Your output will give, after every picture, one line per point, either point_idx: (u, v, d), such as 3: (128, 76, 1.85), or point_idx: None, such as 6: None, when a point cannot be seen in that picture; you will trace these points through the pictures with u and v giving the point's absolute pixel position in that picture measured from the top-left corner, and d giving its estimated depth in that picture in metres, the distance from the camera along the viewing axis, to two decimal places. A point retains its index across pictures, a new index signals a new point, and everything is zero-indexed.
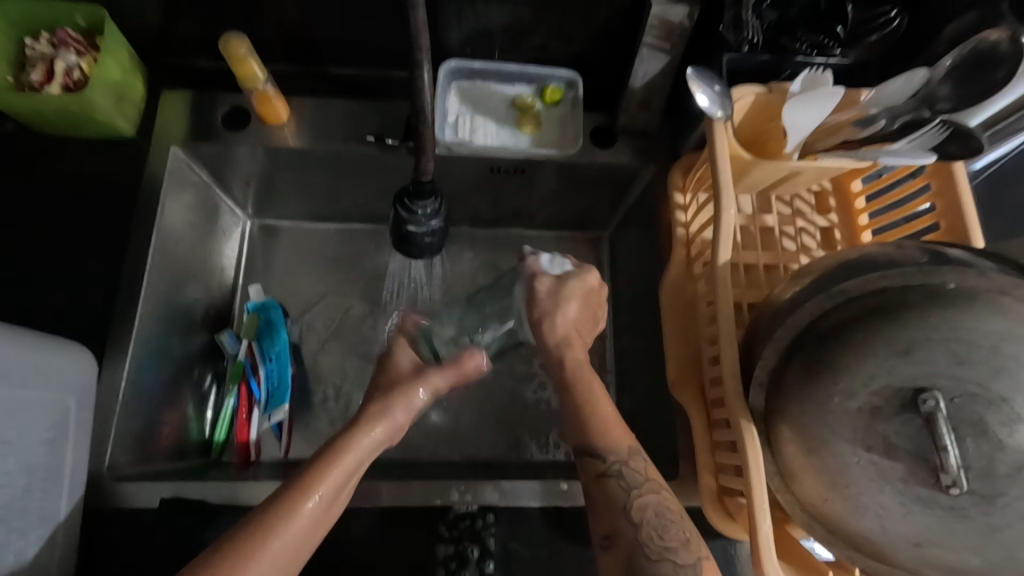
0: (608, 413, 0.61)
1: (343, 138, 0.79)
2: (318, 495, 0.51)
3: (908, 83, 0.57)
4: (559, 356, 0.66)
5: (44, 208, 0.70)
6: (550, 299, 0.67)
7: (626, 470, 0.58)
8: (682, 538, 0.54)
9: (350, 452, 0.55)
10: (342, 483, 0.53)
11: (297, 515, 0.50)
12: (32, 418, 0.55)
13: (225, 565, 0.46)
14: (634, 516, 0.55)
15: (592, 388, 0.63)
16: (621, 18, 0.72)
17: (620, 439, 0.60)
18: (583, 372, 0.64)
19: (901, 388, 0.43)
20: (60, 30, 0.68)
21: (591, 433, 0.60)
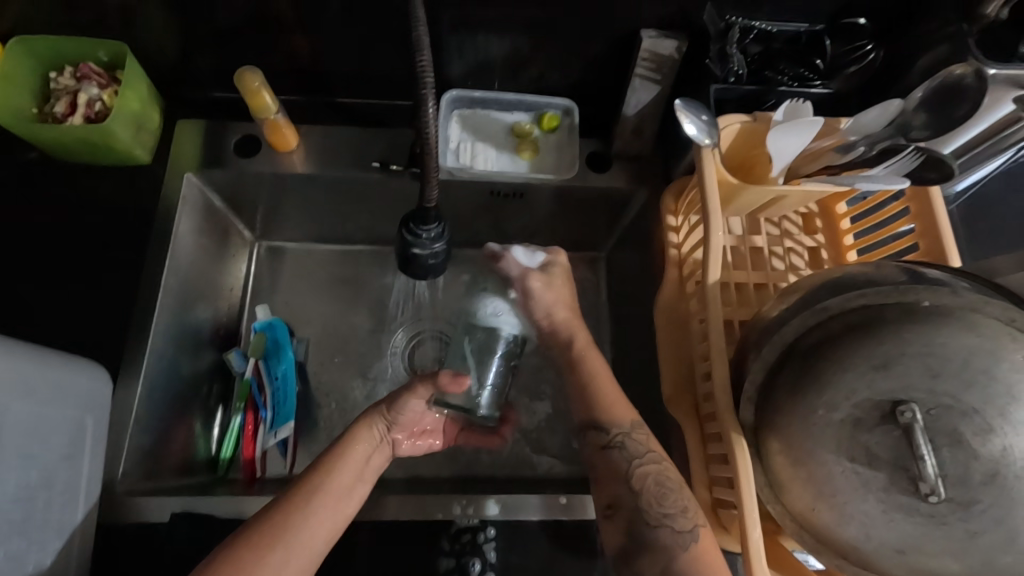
0: (607, 389, 0.68)
1: (350, 164, 0.82)
2: (336, 472, 0.62)
3: (884, 113, 0.61)
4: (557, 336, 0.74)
5: (64, 232, 0.73)
6: (536, 294, 0.75)
7: (628, 441, 0.64)
8: (681, 506, 0.59)
9: (356, 443, 0.65)
10: (360, 463, 0.64)
11: (317, 495, 0.59)
12: (52, 432, 0.57)
13: (268, 528, 0.56)
14: (634, 484, 0.61)
15: (591, 365, 0.70)
16: (615, 50, 0.76)
17: (623, 412, 0.66)
18: (586, 352, 0.71)
19: (881, 401, 0.46)
20: (83, 65, 0.73)
21: (597, 407, 0.67)
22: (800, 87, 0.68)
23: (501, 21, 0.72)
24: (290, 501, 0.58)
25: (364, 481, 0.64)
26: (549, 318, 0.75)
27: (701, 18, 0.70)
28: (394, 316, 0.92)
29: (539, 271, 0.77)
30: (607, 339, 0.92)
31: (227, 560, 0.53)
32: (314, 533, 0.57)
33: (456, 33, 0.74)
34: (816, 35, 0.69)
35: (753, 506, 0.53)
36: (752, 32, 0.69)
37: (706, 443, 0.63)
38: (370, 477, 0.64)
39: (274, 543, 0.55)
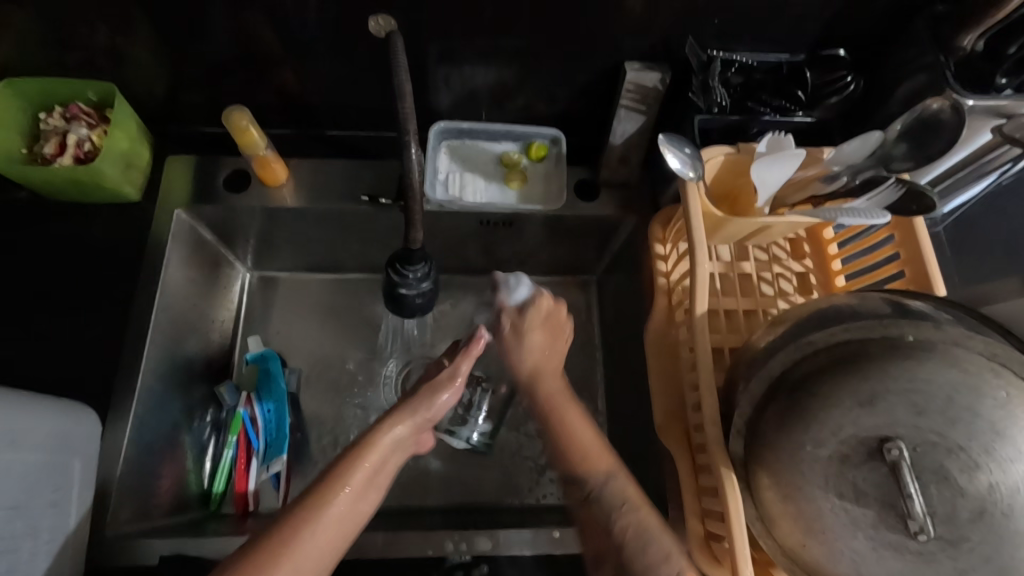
0: (580, 441, 0.65)
1: (340, 197, 0.83)
2: (350, 486, 0.57)
3: (864, 144, 0.61)
4: (533, 390, 0.71)
5: (53, 273, 0.73)
6: (514, 337, 0.74)
7: (606, 493, 0.62)
8: (663, 555, 0.57)
9: (373, 448, 0.61)
10: (372, 474, 0.60)
11: (330, 505, 0.56)
12: (35, 480, 0.58)
13: (282, 536, 0.53)
14: (615, 536, 0.59)
15: (568, 420, 0.67)
16: (599, 80, 0.77)
17: (598, 465, 0.63)
18: (554, 404, 0.69)
19: (868, 437, 0.46)
20: (71, 105, 0.73)
21: (573, 463, 0.64)
22: (782, 116, 0.69)
23: (486, 55, 0.73)
24: (300, 512, 0.55)
25: (378, 487, 0.60)
26: (531, 368, 0.72)
27: (683, 50, 0.71)
28: (384, 345, 0.91)
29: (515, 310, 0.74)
30: (600, 364, 0.92)
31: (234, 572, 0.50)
32: (321, 547, 0.54)
33: (441, 66, 0.75)
34: (797, 67, 0.70)
35: (744, 541, 0.53)
36: (733, 65, 0.70)
37: (698, 474, 0.63)
38: (385, 481, 0.61)
39: (283, 556, 0.52)
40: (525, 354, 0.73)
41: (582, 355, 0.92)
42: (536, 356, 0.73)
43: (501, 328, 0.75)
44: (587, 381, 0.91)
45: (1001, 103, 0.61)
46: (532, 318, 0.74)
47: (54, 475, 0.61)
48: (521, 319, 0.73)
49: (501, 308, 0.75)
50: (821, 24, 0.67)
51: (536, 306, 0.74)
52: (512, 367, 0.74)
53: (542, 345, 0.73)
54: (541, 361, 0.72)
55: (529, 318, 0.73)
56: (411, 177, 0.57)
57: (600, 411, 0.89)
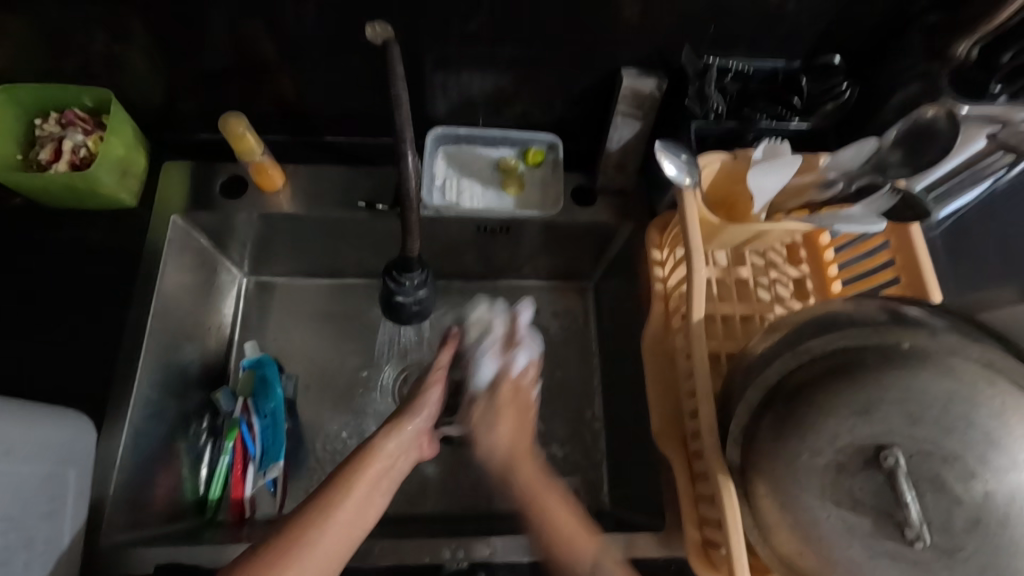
0: (562, 527, 0.60)
1: (336, 203, 0.83)
2: (356, 487, 0.58)
3: (859, 152, 0.62)
4: (511, 477, 0.66)
5: (49, 280, 0.73)
6: (484, 418, 0.71)
7: None
8: None
9: (378, 453, 0.61)
10: (377, 480, 0.60)
11: (337, 509, 0.56)
12: (31, 491, 0.58)
13: (287, 540, 0.53)
14: None
15: (547, 507, 0.61)
16: (596, 87, 0.77)
17: (583, 553, 0.58)
18: (537, 489, 0.63)
19: (864, 446, 0.46)
20: (67, 112, 0.73)
21: (552, 542, 0.60)
22: (777, 123, 0.69)
23: (482, 61, 0.73)
24: (307, 515, 0.54)
25: (383, 493, 0.60)
26: (506, 453, 0.67)
27: (679, 57, 0.71)
28: (382, 350, 0.91)
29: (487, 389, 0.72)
30: (597, 369, 0.92)
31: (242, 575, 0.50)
32: (328, 551, 0.53)
33: (438, 72, 0.75)
34: (793, 73, 0.70)
35: (741, 548, 0.53)
36: (729, 72, 0.70)
37: (696, 481, 0.63)
38: (390, 485, 0.61)
39: (293, 560, 0.52)
40: (495, 441, 0.68)
41: (579, 361, 0.92)
42: (509, 439, 0.68)
43: (473, 410, 0.72)
44: (584, 386, 0.91)
45: (995, 111, 0.62)
46: (502, 402, 0.71)
47: (50, 485, 0.61)
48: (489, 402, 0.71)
49: (472, 394, 0.72)
50: (817, 32, 0.68)
51: (498, 394, 0.72)
52: (485, 452, 0.69)
53: (512, 426, 0.70)
54: (513, 445, 0.68)
55: (497, 399, 0.71)
56: (406, 187, 0.57)
57: (597, 417, 0.89)
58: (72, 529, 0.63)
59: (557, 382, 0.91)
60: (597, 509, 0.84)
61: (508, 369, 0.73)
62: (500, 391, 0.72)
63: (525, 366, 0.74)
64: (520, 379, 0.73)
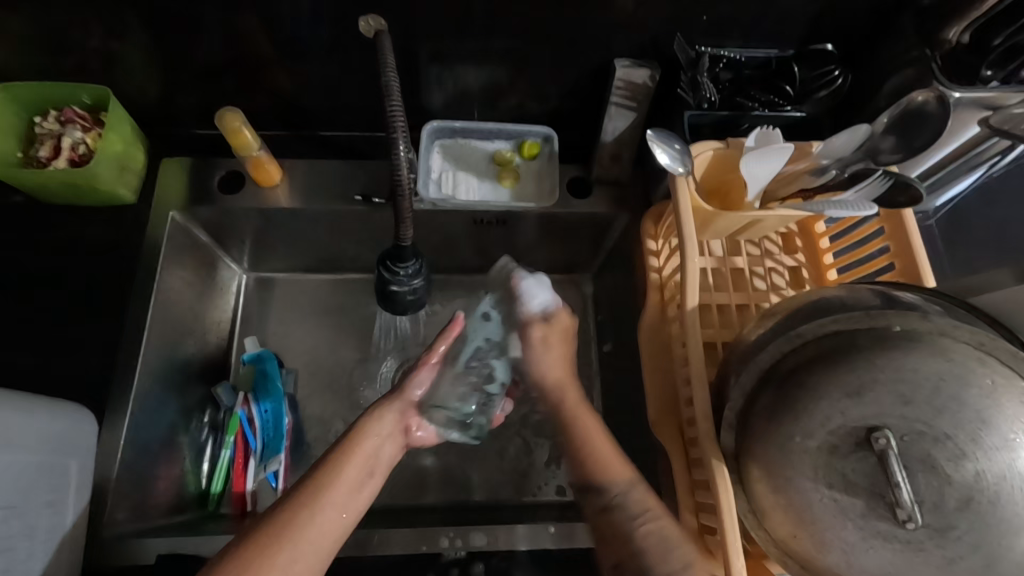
0: (605, 456, 0.62)
1: (334, 197, 0.83)
2: (344, 475, 0.58)
3: (854, 136, 0.61)
4: (558, 398, 0.67)
5: (52, 276, 0.74)
6: (539, 349, 0.70)
7: (628, 501, 0.59)
8: (683, 564, 0.55)
9: (365, 438, 0.61)
10: (366, 464, 0.60)
11: (327, 493, 0.56)
12: (32, 482, 0.59)
13: (276, 528, 0.53)
14: (637, 543, 0.56)
15: (588, 432, 0.63)
16: (590, 78, 0.78)
17: (616, 472, 0.60)
18: (578, 412, 0.65)
19: (855, 427, 0.46)
20: (66, 109, 0.74)
21: (590, 470, 0.61)
22: (771, 111, 0.69)
23: (476, 54, 0.74)
24: (297, 499, 0.55)
25: (374, 475, 0.60)
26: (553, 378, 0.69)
27: (672, 47, 0.72)
28: (379, 343, 0.92)
29: (541, 321, 0.72)
30: (595, 360, 0.92)
31: (234, 561, 0.50)
32: (321, 533, 0.54)
33: (433, 65, 0.75)
34: (786, 61, 0.70)
35: (735, 532, 0.53)
36: (722, 60, 0.71)
37: (692, 468, 0.63)
38: (381, 469, 0.61)
39: (281, 546, 0.52)
40: (540, 361, 0.70)
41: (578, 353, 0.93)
42: (560, 366, 0.69)
43: (529, 332, 0.71)
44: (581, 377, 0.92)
45: (988, 95, 0.61)
46: (553, 333, 0.71)
47: (49, 471, 0.61)
48: (540, 328, 0.71)
49: (523, 321, 0.73)
50: (809, 20, 0.68)
51: (555, 322, 0.72)
52: (535, 377, 0.70)
53: (561, 358, 0.70)
54: (555, 371, 0.69)
55: (549, 330, 0.71)
56: (399, 175, 0.57)
57: (595, 408, 0.90)
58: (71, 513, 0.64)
59: None
60: None
61: (527, 310, 0.73)
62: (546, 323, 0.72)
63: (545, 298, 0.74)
64: (548, 311, 0.73)
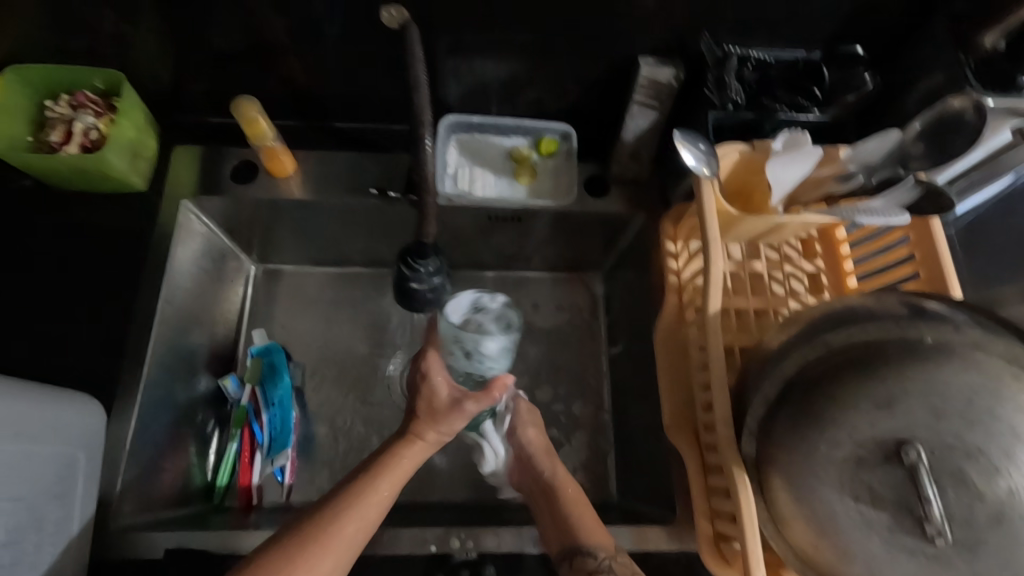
0: (587, 523, 0.66)
1: (349, 190, 0.82)
2: (382, 486, 0.59)
3: (882, 144, 0.62)
4: (539, 467, 0.75)
5: (59, 261, 0.72)
6: (528, 416, 0.80)
7: (615, 565, 0.61)
8: None
9: (407, 453, 0.63)
10: (401, 478, 0.62)
11: (360, 503, 0.57)
12: (42, 475, 0.58)
13: (309, 533, 0.54)
14: None
15: (569, 502, 0.69)
16: (612, 75, 0.77)
17: (603, 539, 0.64)
18: (559, 481, 0.72)
19: (884, 440, 0.45)
20: (78, 93, 0.72)
21: (576, 535, 0.64)
22: (794, 114, 0.67)
23: (497, 46, 0.72)
24: (331, 507, 0.56)
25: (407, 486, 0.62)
26: (524, 452, 0.77)
27: (697, 45, 0.70)
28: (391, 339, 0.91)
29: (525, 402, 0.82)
30: (604, 361, 0.92)
31: (271, 560, 0.51)
32: (351, 536, 0.55)
33: (451, 57, 0.74)
34: (814, 64, 0.68)
35: (755, 545, 0.53)
36: (749, 61, 0.68)
37: (708, 474, 0.63)
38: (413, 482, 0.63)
39: (309, 551, 0.53)
40: (525, 436, 0.78)
41: (586, 354, 0.92)
42: (539, 440, 0.78)
43: (519, 408, 0.80)
44: (590, 377, 0.91)
45: (1020, 103, 0.61)
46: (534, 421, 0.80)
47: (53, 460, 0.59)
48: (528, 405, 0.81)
49: (515, 405, 0.80)
50: (838, 20, 0.67)
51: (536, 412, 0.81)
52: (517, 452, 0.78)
53: (542, 440, 0.78)
54: (531, 445, 0.77)
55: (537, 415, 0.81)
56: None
57: (604, 410, 0.90)
58: (73, 504, 0.62)
59: (562, 373, 0.91)
60: (605, 501, 0.85)
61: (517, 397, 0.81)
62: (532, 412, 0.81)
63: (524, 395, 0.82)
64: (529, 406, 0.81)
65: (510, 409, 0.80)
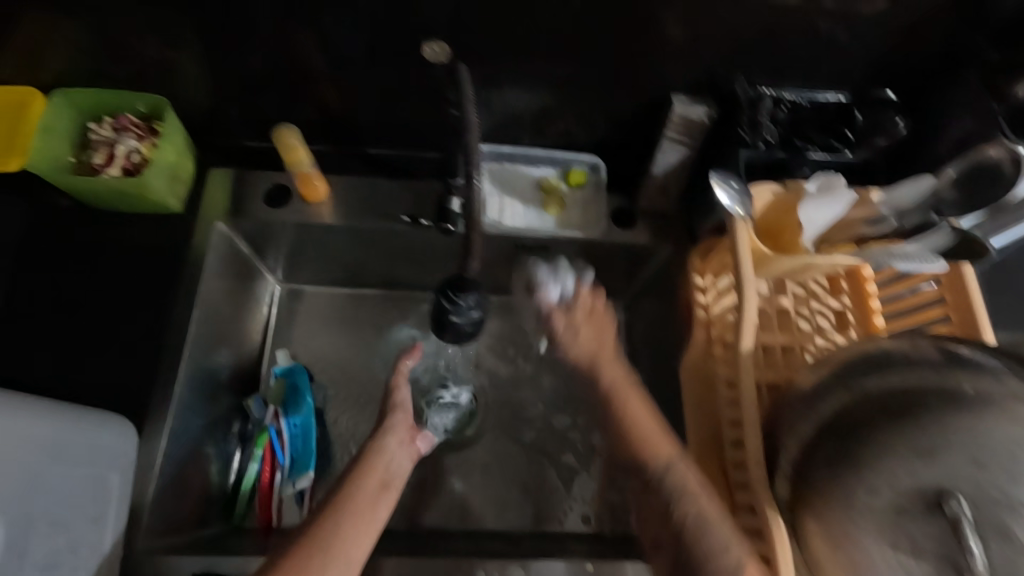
0: (644, 431, 0.62)
1: (379, 217, 0.83)
2: (360, 489, 0.66)
3: (916, 188, 0.63)
4: (594, 373, 0.67)
5: (93, 281, 0.73)
6: (572, 326, 0.70)
7: (669, 479, 0.59)
8: (724, 546, 0.54)
9: (379, 458, 0.70)
10: (380, 479, 0.68)
11: (345, 507, 0.64)
12: (79, 497, 0.59)
13: (303, 546, 0.59)
14: (676, 526, 0.57)
15: (630, 409, 0.64)
16: (643, 110, 0.78)
17: (656, 451, 0.61)
18: (618, 391, 0.65)
19: (925, 490, 0.45)
20: (122, 116, 0.74)
21: (632, 448, 0.62)
22: (827, 155, 0.69)
23: (532, 80, 0.74)
24: (319, 517, 0.62)
25: (389, 488, 0.69)
26: (589, 354, 0.68)
27: (730, 84, 0.72)
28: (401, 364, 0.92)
29: (561, 308, 0.71)
30: None
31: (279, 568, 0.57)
32: (350, 541, 0.61)
33: (486, 90, 0.76)
34: (846, 107, 0.69)
35: None
36: (783, 102, 0.69)
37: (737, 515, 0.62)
38: (394, 485, 0.69)
39: (307, 558, 0.59)
40: (567, 325, 0.70)
41: None
42: (584, 346, 0.68)
43: (553, 323, 0.71)
44: None
45: None
46: (580, 313, 0.71)
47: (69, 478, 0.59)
48: (567, 314, 0.71)
49: (546, 311, 0.72)
50: (870, 65, 0.68)
51: (577, 304, 0.71)
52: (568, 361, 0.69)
53: (592, 334, 0.69)
54: (581, 358, 0.68)
55: (575, 314, 0.71)
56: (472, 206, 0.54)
57: None
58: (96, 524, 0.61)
59: (582, 401, 0.92)
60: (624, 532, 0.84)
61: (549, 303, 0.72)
62: (566, 309, 0.71)
63: (562, 294, 0.73)
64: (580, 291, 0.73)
65: (548, 333, 0.72)
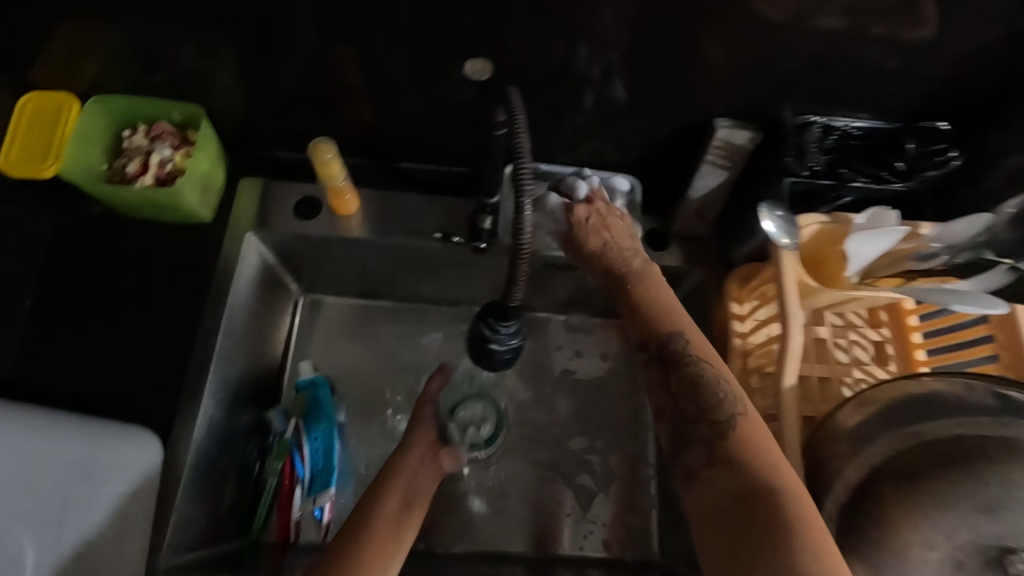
0: (654, 304, 0.65)
1: (409, 232, 0.82)
2: (378, 513, 0.64)
3: (971, 225, 0.60)
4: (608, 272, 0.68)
5: (122, 291, 0.73)
6: (588, 229, 0.69)
7: (676, 337, 0.62)
8: (716, 401, 0.58)
9: (398, 476, 0.68)
10: (401, 498, 0.66)
11: (361, 532, 0.62)
12: (100, 511, 0.61)
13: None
14: (674, 388, 0.60)
15: (642, 285, 0.66)
16: (683, 132, 0.76)
17: (662, 324, 0.63)
18: (635, 273, 0.67)
19: (987, 547, 0.45)
20: (157, 124, 0.74)
21: (640, 319, 0.64)
22: (876, 186, 0.68)
23: (571, 101, 0.73)
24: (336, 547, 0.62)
25: (412, 506, 0.66)
26: (598, 244, 0.69)
27: (775, 109, 0.70)
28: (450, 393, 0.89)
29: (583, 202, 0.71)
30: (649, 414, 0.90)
31: None
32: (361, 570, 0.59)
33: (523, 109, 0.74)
34: (895, 135, 0.68)
35: None
36: (832, 131, 0.69)
37: None
38: (418, 506, 0.66)
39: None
40: (586, 214, 0.70)
41: (628, 405, 0.90)
42: (601, 239, 0.69)
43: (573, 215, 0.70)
44: (632, 427, 0.89)
45: None
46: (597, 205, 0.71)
47: (81, 496, 0.60)
48: (572, 211, 0.70)
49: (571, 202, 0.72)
50: (921, 94, 0.66)
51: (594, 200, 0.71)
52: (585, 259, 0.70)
53: (624, 228, 0.70)
54: (596, 248, 0.69)
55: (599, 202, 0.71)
56: (522, 237, 0.49)
57: (649, 463, 0.88)
58: (110, 541, 0.62)
59: (606, 422, 0.89)
60: (647, 559, 0.83)
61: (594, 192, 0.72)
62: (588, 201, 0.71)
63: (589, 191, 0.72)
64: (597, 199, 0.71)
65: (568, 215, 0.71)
